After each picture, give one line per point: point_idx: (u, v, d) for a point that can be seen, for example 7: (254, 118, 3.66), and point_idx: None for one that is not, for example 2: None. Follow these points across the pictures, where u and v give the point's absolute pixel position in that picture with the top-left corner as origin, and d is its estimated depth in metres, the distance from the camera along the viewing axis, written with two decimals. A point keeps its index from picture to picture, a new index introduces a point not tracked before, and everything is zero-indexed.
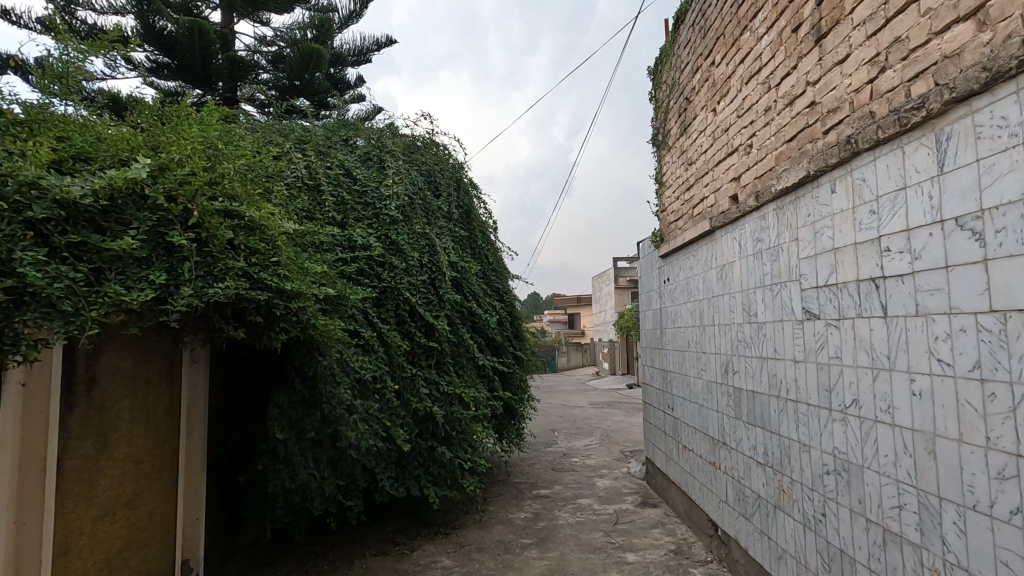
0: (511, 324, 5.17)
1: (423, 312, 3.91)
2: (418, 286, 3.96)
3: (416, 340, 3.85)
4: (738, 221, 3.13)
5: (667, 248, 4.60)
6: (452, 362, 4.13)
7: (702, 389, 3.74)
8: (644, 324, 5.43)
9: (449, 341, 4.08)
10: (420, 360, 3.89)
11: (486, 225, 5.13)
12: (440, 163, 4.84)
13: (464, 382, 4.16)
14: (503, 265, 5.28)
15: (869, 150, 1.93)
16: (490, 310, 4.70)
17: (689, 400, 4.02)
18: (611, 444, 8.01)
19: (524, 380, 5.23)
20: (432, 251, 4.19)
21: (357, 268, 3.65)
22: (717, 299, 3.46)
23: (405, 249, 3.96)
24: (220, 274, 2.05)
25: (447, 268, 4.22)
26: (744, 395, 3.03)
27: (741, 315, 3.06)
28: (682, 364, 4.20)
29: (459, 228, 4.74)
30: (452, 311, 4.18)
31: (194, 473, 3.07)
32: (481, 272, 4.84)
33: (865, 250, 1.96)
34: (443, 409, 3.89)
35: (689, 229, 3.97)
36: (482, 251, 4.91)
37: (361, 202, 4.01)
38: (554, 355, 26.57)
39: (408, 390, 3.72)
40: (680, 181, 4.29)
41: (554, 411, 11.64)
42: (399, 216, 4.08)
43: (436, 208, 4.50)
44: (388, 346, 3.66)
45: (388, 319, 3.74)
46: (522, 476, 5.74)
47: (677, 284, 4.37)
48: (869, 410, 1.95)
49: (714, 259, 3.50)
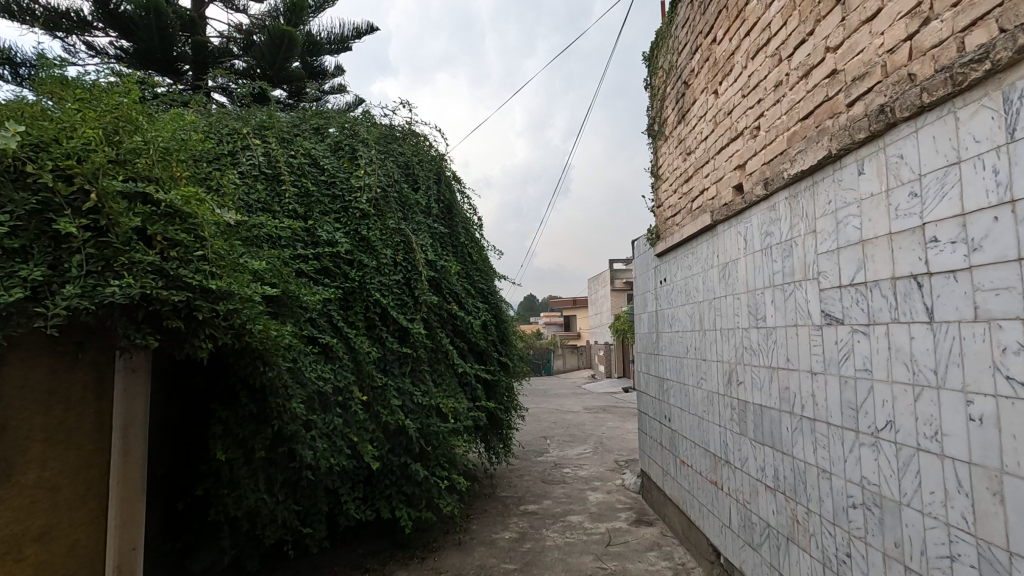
0: (496, 328, 4.82)
1: (395, 315, 3.55)
2: (391, 287, 3.61)
3: (389, 346, 3.50)
4: (742, 213, 2.79)
5: (663, 246, 4.27)
6: (429, 370, 3.78)
7: (702, 400, 3.41)
8: (639, 328, 5.09)
9: (425, 347, 3.73)
10: (392, 367, 3.53)
11: (469, 220, 4.79)
12: (419, 153, 4.50)
13: (442, 392, 3.81)
14: (489, 265, 4.94)
15: (908, 120, 1.60)
16: (472, 312, 4.35)
17: (688, 412, 3.67)
18: (605, 453, 7.66)
19: (511, 386, 4.89)
20: (408, 248, 3.85)
21: (320, 266, 3.30)
22: (718, 301, 3.12)
23: (376, 246, 3.61)
24: (122, 269, 1.69)
25: (425, 267, 3.87)
26: (750, 409, 2.70)
27: (746, 318, 2.72)
28: (680, 372, 3.86)
29: (439, 223, 4.39)
30: (429, 314, 3.83)
31: (132, 499, 2.66)
32: (464, 272, 4.50)
33: (902, 241, 1.63)
34: (417, 421, 3.53)
35: (687, 224, 3.64)
36: (465, 249, 4.57)
37: (328, 195, 3.66)
38: (548, 358, 26.24)
39: (378, 401, 3.37)
40: (677, 173, 3.95)
41: (547, 417, 11.27)
42: (370, 210, 3.73)
43: (414, 201, 4.16)
44: (355, 353, 3.30)
45: (356, 323, 3.39)
46: (509, 489, 5.38)
47: (674, 285, 4.03)
48: (908, 435, 1.61)
49: (715, 257, 3.16)
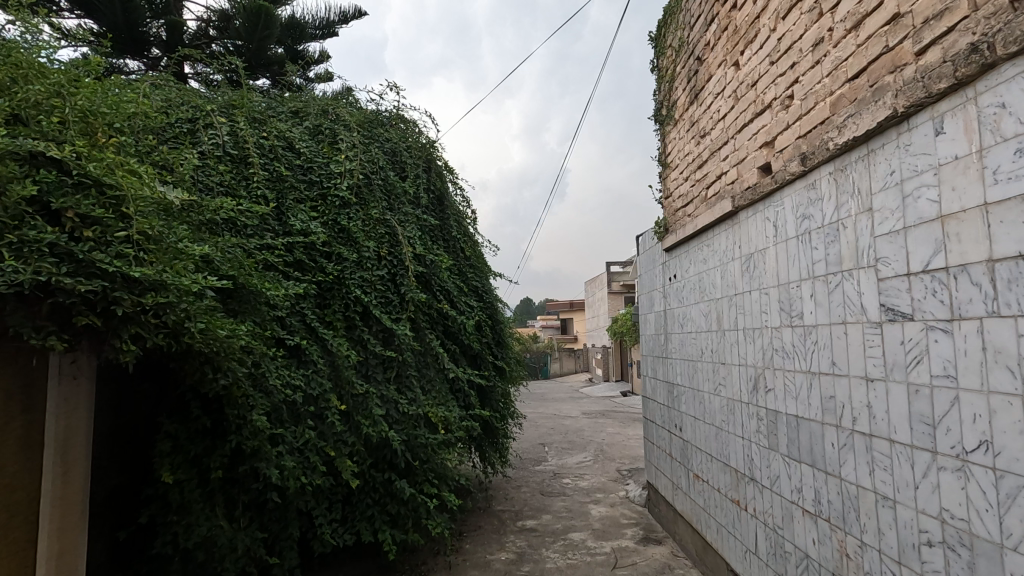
0: (491, 329, 4.46)
1: (379, 314, 3.19)
2: (374, 284, 3.25)
3: (371, 348, 3.13)
4: (772, 196, 2.45)
5: (672, 240, 3.94)
6: (418, 374, 3.42)
7: (720, 408, 3.06)
8: (644, 329, 4.75)
9: (412, 349, 3.37)
10: (376, 372, 3.17)
11: (462, 212, 4.43)
12: (408, 139, 4.13)
13: (431, 399, 3.44)
14: (483, 261, 4.58)
15: (1013, 58, 1.25)
16: (465, 312, 4.00)
17: (703, 421, 3.32)
18: (606, 461, 7.29)
19: (507, 391, 4.53)
20: (392, 241, 3.49)
21: (293, 259, 2.93)
22: (741, 298, 2.77)
23: (359, 237, 3.25)
24: (10, 251, 1.34)
25: (412, 262, 3.52)
26: (782, 420, 2.36)
27: (778, 316, 2.37)
28: (693, 378, 3.52)
29: (430, 215, 4.04)
30: (417, 313, 3.48)
31: (71, 527, 2.18)
32: (456, 269, 4.15)
33: (1004, 213, 1.28)
34: (403, 432, 3.16)
35: (703, 214, 3.29)
36: (458, 243, 4.22)
37: (304, 181, 3.29)
38: (545, 362, 25.86)
39: (358, 411, 3.00)
40: (690, 159, 3.60)
41: (545, 422, 10.89)
42: (352, 199, 3.37)
43: (401, 190, 3.81)
44: (332, 357, 2.95)
45: (334, 324, 3.03)
46: (506, 503, 5.00)
47: (686, 281, 3.68)
48: (1014, 460, 1.26)
49: (736, 248, 2.82)
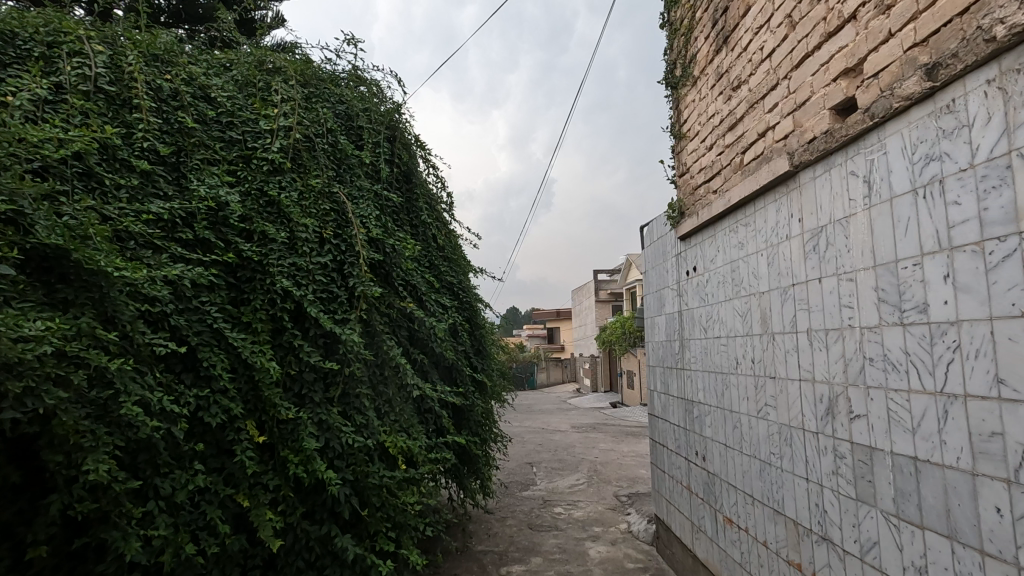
0: (469, 336, 3.70)
1: (318, 314, 2.41)
2: (312, 274, 2.48)
3: (306, 359, 2.35)
4: (861, 140, 1.72)
5: (690, 225, 3.22)
6: (373, 393, 2.64)
7: (767, 436, 2.33)
8: (652, 335, 4.02)
9: (365, 359, 2.60)
10: (312, 391, 2.40)
11: (434, 195, 3.68)
12: (369, 101, 3.35)
13: (389, 425, 2.67)
14: (460, 255, 3.82)
15: None
16: (437, 313, 3.24)
17: (740, 451, 2.58)
18: (601, 484, 6.52)
19: (488, 410, 3.75)
20: (339, 221, 2.72)
21: (194, 237, 2.16)
22: (803, 288, 2.04)
23: (292, 213, 2.48)
24: None
25: (367, 248, 2.76)
26: (882, 460, 1.63)
27: (876, 311, 1.64)
28: (722, 395, 2.79)
29: (394, 194, 3.28)
30: (371, 314, 2.70)
31: None
32: (426, 262, 3.39)
33: None
34: (349, 471, 2.38)
35: (738, 185, 2.57)
36: (428, 229, 3.46)
37: (219, 140, 2.51)
38: (532, 372, 25.11)
39: (285, 443, 2.23)
40: (716, 121, 2.89)
41: (533, 438, 10.12)
42: (286, 164, 2.60)
43: (357, 160, 3.05)
44: (247, 371, 2.18)
45: (252, 326, 2.25)
46: (488, 542, 4.21)
47: (711, 273, 2.95)
48: None
49: (794, 222, 2.10)
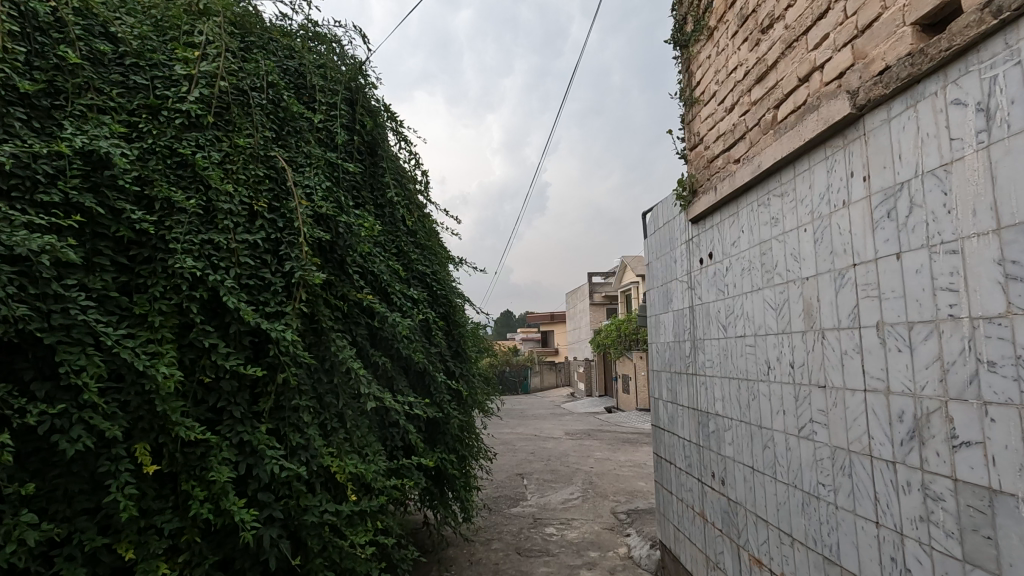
0: (445, 336, 3.19)
1: (239, 305, 1.89)
2: (236, 256, 1.97)
3: (221, 363, 1.83)
4: (970, 53, 1.22)
5: (704, 203, 2.72)
6: (315, 405, 2.13)
7: (812, 463, 1.82)
8: (658, 335, 3.51)
9: (303, 364, 2.09)
10: (232, 404, 1.89)
11: (405, 172, 3.17)
12: (326, 58, 2.83)
13: (337, 444, 2.15)
14: (436, 242, 3.31)
15: None
16: (404, 309, 2.72)
17: (775, 477, 2.07)
18: (597, 499, 6.00)
19: (469, 421, 3.24)
20: (276, 192, 2.20)
21: (65, 202, 1.64)
22: (869, 268, 1.54)
23: (209, 178, 1.96)
24: None
25: (313, 226, 2.24)
26: (1012, 510, 1.12)
27: (1002, 293, 1.14)
28: (749, 406, 2.29)
29: (354, 167, 2.77)
30: (315, 307, 2.19)
31: None
32: (393, 248, 2.88)
33: None
34: (279, 506, 1.88)
35: (771, 146, 2.06)
36: (395, 211, 2.97)
37: (118, 86, 1.98)
38: (525, 376, 24.58)
39: (189, 472, 1.73)
40: (740, 73, 2.39)
41: (525, 446, 9.58)
42: (208, 118, 2.08)
43: (307, 122, 2.53)
44: (138, 381, 1.66)
45: (148, 320, 1.73)
46: (469, 572, 3.69)
47: (733, 259, 2.44)
48: None
49: (856, 183, 1.60)
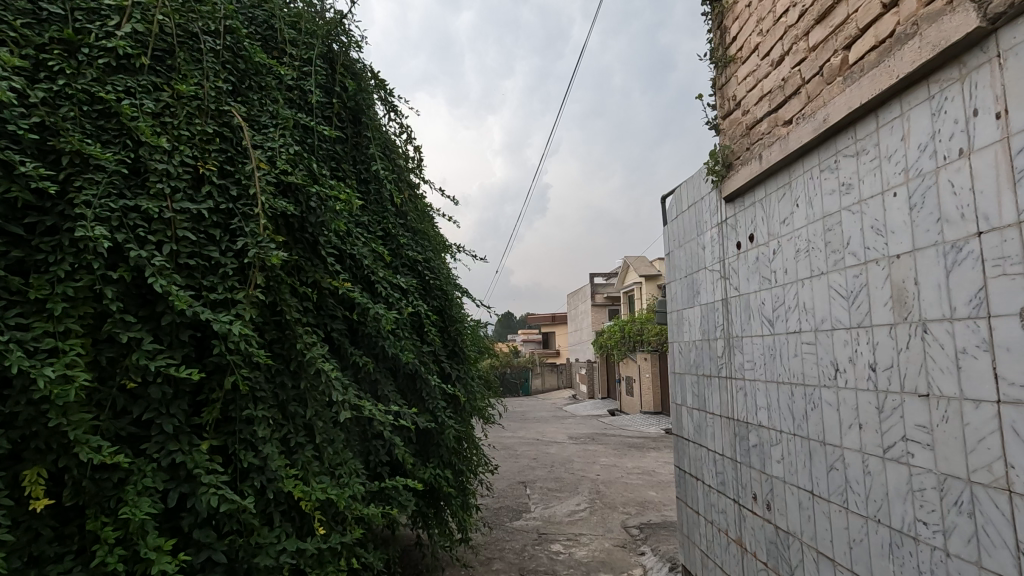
0: (440, 333, 2.79)
1: (174, 289, 1.49)
2: (172, 229, 1.56)
3: (146, 364, 1.42)
4: None
5: (743, 177, 2.31)
6: (274, 415, 1.73)
7: (906, 493, 1.42)
8: (681, 332, 3.10)
9: (258, 364, 1.69)
10: (164, 416, 1.49)
11: (393, 146, 2.76)
12: (300, 8, 2.42)
13: (304, 464, 1.75)
14: (429, 227, 2.91)
15: None
16: (390, 300, 2.32)
17: (846, 507, 1.66)
18: (606, 510, 5.58)
19: (467, 431, 2.84)
20: (230, 153, 1.79)
21: None
22: (1008, 236, 1.14)
23: (137, 129, 1.55)
24: None
25: (275, 197, 1.84)
26: None
27: None
28: (806, 418, 1.88)
29: (332, 135, 2.37)
30: (275, 294, 1.79)
31: None
32: (379, 229, 2.48)
33: None
34: (221, 547, 1.48)
35: (842, 94, 1.66)
36: (381, 188, 2.57)
37: (25, 15, 1.56)
38: (526, 378, 24.17)
39: (98, 507, 1.33)
40: (794, 15, 1.97)
41: (527, 451, 9.15)
42: (142, 60, 1.67)
43: (274, 78, 2.12)
44: (27, 387, 1.25)
45: (46, 308, 1.33)
46: None
47: (783, 239, 2.04)
48: None
49: (983, 124, 1.19)
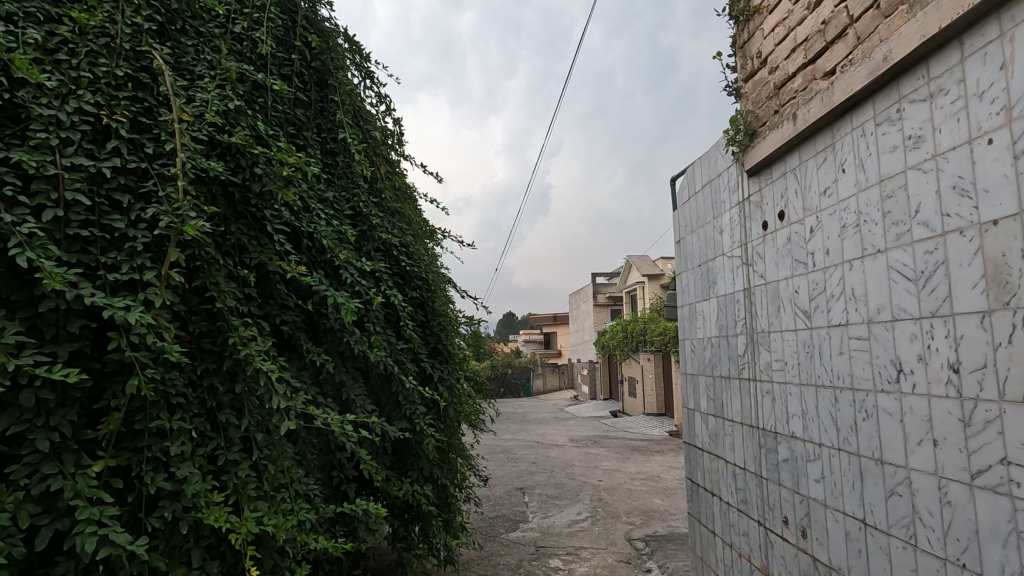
0: (420, 328, 2.46)
1: (54, 264, 1.15)
2: (59, 190, 1.23)
3: (9, 364, 1.04)
4: None
5: (770, 144, 1.97)
6: (197, 427, 1.39)
7: (1007, 533, 1.08)
8: (694, 328, 2.76)
9: (177, 363, 1.36)
10: (39, 431, 1.15)
11: (366, 115, 2.42)
12: None
13: (235, 487, 1.41)
14: (409, 208, 2.57)
15: None
16: (356, 287, 1.99)
17: (914, 544, 1.32)
18: (608, 520, 5.24)
19: (451, 439, 2.51)
20: (147, 104, 1.44)
21: None
22: None
23: (8, 61, 1.18)
24: None
25: (204, 157, 1.50)
26: None
27: None
28: (855, 429, 1.54)
29: (289, 97, 2.03)
30: (203, 277, 1.46)
31: None
32: (346, 208, 2.14)
33: None
34: None
35: (910, 24, 1.31)
36: (350, 161, 2.23)
37: None
38: (526, 379, 23.84)
39: None
40: None
41: (526, 455, 8.79)
42: None
43: (215, 24, 1.78)
44: None
45: None
46: None
47: (822, 213, 1.70)
48: None
49: None
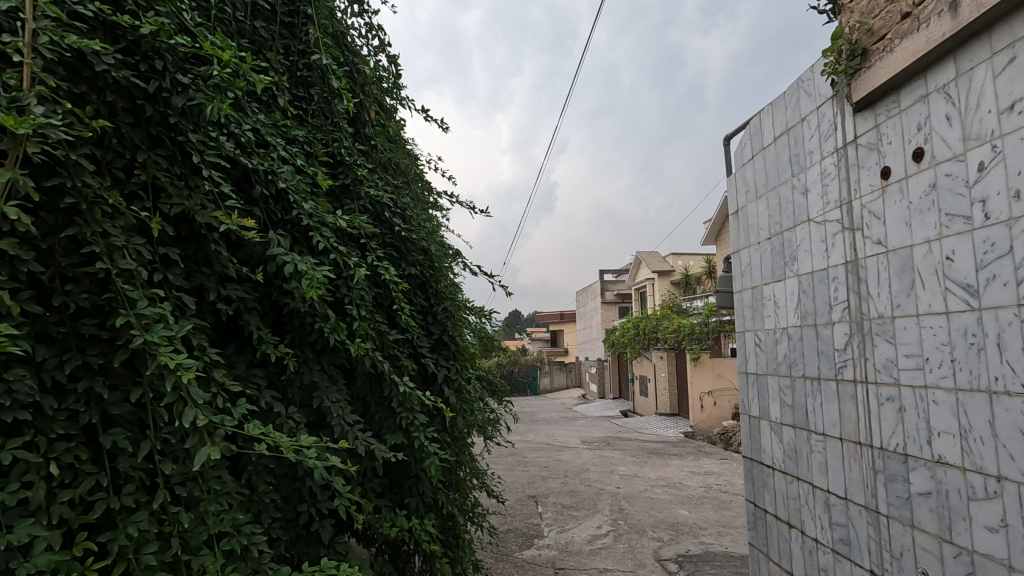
0: (422, 314, 1.94)
1: None
2: None
3: None
4: None
5: (897, 59, 1.44)
6: (62, 456, 0.88)
7: None
8: (762, 317, 2.23)
9: (23, 354, 0.85)
10: None
11: (352, 43, 1.89)
12: None
13: (124, 552, 0.90)
14: (406, 166, 2.05)
15: None
16: (331, 255, 1.47)
17: None
18: (631, 534, 4.71)
19: (460, 455, 1.99)
20: None
21: None
22: None
23: None
24: None
25: (86, 41, 0.98)
26: None
27: None
28: None
29: (243, 2, 1.51)
30: (79, 224, 0.95)
31: None
32: (321, 154, 1.62)
33: None
34: None
35: None
36: (329, 95, 1.71)
37: None
38: (534, 377, 23.33)
39: None
40: None
41: (537, 459, 8.23)
42: None
43: None
44: None
45: None
46: None
47: (1004, 141, 1.16)
48: None
49: None
